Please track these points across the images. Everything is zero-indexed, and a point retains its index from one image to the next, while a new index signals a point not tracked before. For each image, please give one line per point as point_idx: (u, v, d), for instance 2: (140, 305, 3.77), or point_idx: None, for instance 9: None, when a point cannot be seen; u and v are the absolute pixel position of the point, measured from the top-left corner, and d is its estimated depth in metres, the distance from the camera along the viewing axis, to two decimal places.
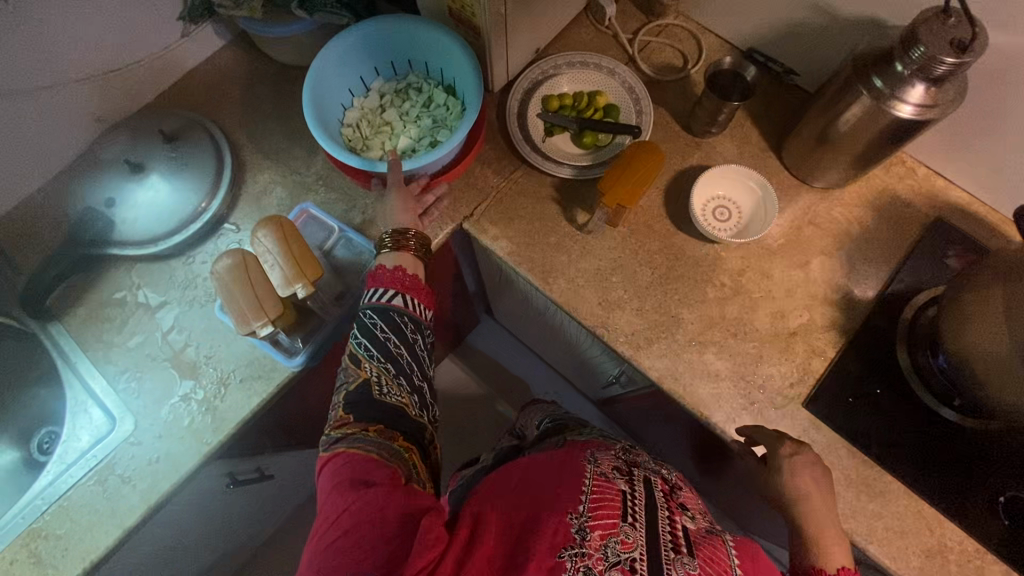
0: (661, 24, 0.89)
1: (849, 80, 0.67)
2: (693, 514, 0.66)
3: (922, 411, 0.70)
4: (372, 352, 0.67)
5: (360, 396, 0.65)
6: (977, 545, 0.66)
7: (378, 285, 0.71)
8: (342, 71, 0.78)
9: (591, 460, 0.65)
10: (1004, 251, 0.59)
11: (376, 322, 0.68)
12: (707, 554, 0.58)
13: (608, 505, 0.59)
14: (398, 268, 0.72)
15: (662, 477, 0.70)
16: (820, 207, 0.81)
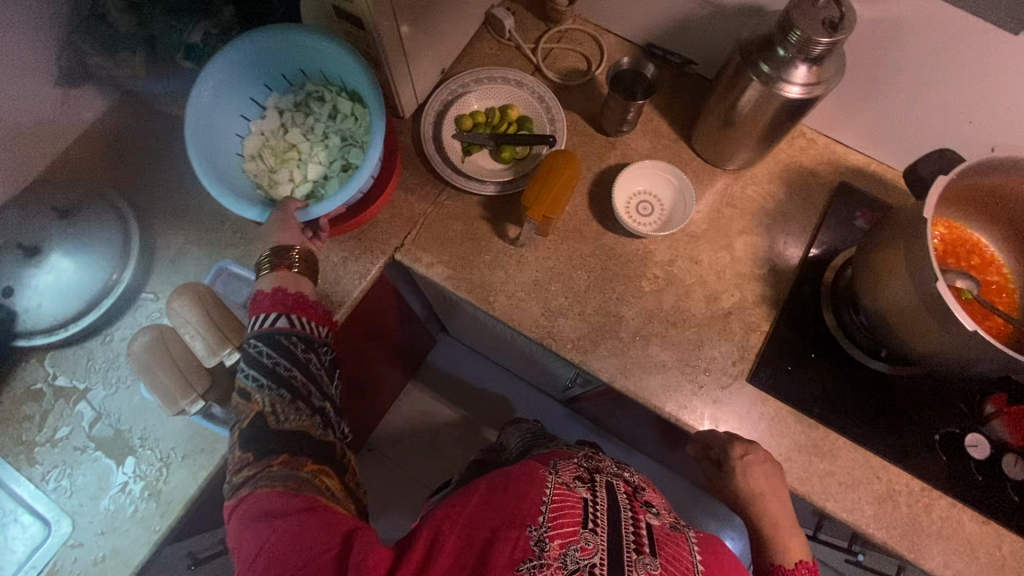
0: (560, 30, 0.91)
1: (740, 65, 0.70)
2: (658, 512, 0.70)
3: (855, 367, 0.74)
4: (260, 380, 0.60)
5: (253, 434, 0.58)
6: (921, 483, 0.71)
7: (261, 312, 0.64)
8: (227, 101, 0.74)
9: (553, 472, 0.70)
10: (900, 209, 0.63)
11: (260, 349, 0.61)
12: (670, 551, 0.63)
13: (569, 513, 0.63)
14: (279, 291, 0.65)
15: (624, 481, 0.75)
16: (734, 187, 0.84)
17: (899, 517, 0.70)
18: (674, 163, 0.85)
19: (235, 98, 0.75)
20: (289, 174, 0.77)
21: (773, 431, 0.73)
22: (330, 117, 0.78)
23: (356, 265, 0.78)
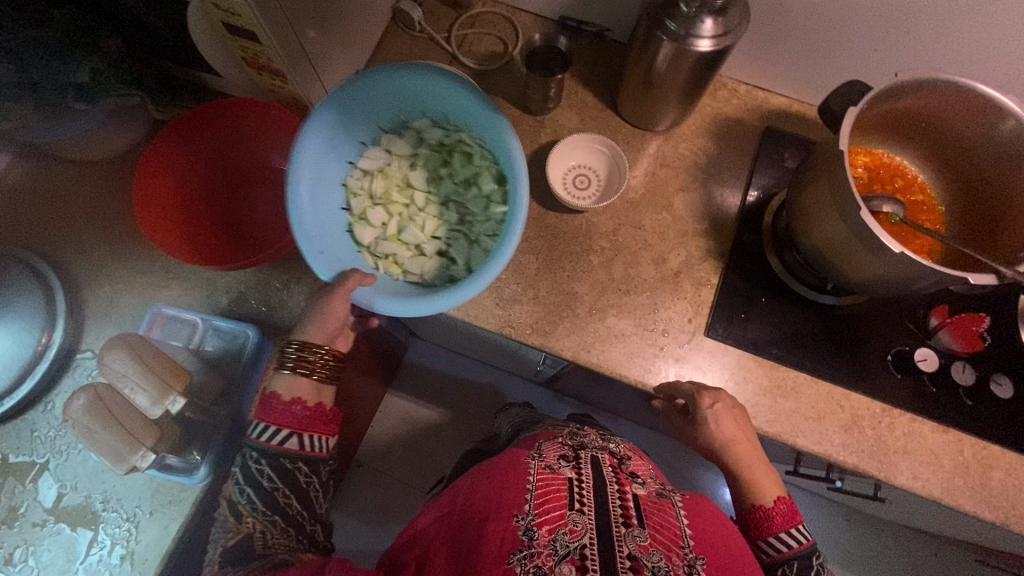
0: (471, 15, 0.89)
1: (648, 28, 0.70)
2: (643, 480, 0.71)
3: (806, 304, 0.76)
4: (256, 504, 0.62)
5: (239, 555, 0.59)
6: (882, 404, 0.73)
7: (266, 421, 0.64)
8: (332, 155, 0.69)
9: (537, 457, 0.69)
10: (823, 145, 0.64)
11: (260, 479, 0.62)
12: (657, 520, 0.63)
13: (554, 497, 0.62)
14: (287, 399, 0.65)
15: (610, 453, 0.75)
16: (666, 148, 0.85)
17: (866, 441, 0.72)
18: (604, 133, 0.85)
19: (353, 140, 0.71)
20: (387, 244, 0.72)
21: (738, 380, 0.74)
22: (462, 163, 0.75)
23: (299, 287, 0.75)
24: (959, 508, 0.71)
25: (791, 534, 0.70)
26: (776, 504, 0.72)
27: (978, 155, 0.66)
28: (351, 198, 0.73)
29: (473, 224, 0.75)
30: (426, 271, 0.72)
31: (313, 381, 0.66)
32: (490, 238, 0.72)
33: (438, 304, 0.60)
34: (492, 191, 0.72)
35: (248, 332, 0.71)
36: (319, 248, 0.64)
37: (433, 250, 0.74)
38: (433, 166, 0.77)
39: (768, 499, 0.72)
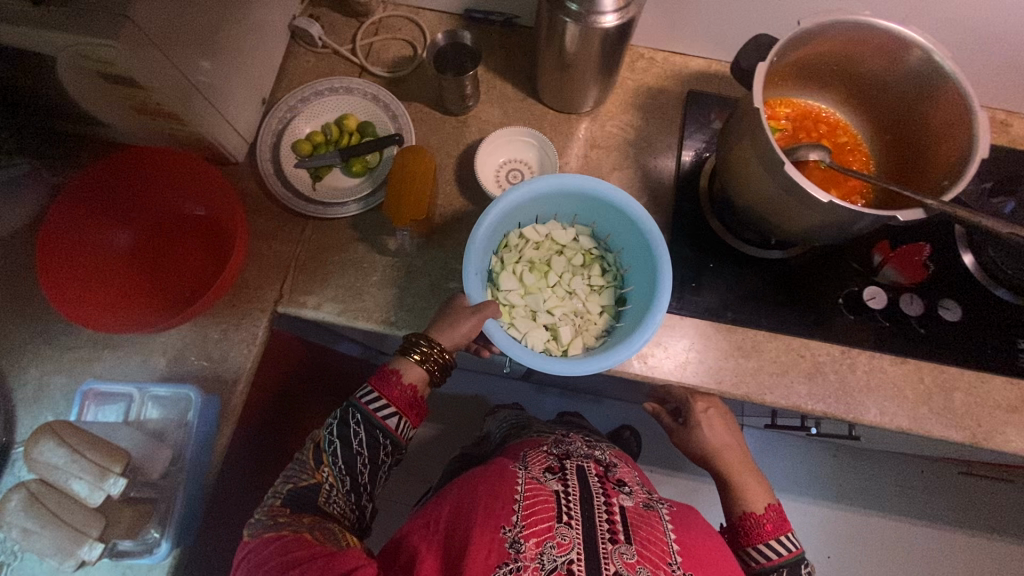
0: (374, 22, 0.85)
1: (549, 11, 0.69)
2: (631, 491, 0.70)
3: (753, 262, 0.77)
4: (338, 463, 0.63)
5: (299, 500, 0.61)
6: (840, 347, 0.74)
7: (380, 392, 0.65)
8: (507, 221, 0.68)
9: (524, 467, 0.70)
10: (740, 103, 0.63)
11: (357, 439, 0.63)
12: (643, 535, 0.62)
13: (542, 509, 0.61)
14: (404, 382, 0.65)
15: (595, 462, 0.76)
16: (594, 128, 0.84)
17: (831, 385, 0.73)
18: (529, 123, 0.83)
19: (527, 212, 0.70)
20: (525, 312, 0.71)
21: (700, 348, 0.74)
22: (601, 274, 0.74)
23: (240, 334, 0.72)
24: (928, 434, 0.72)
25: (780, 542, 0.68)
26: (766, 510, 0.70)
27: (891, 90, 0.66)
28: (503, 250, 0.72)
29: (585, 320, 0.73)
30: (531, 337, 0.68)
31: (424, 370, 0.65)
32: (599, 340, 0.71)
33: (575, 368, 0.61)
34: (606, 306, 0.74)
35: (189, 394, 0.68)
36: (473, 269, 0.63)
37: (546, 322, 0.71)
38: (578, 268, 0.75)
39: (759, 506, 0.71)
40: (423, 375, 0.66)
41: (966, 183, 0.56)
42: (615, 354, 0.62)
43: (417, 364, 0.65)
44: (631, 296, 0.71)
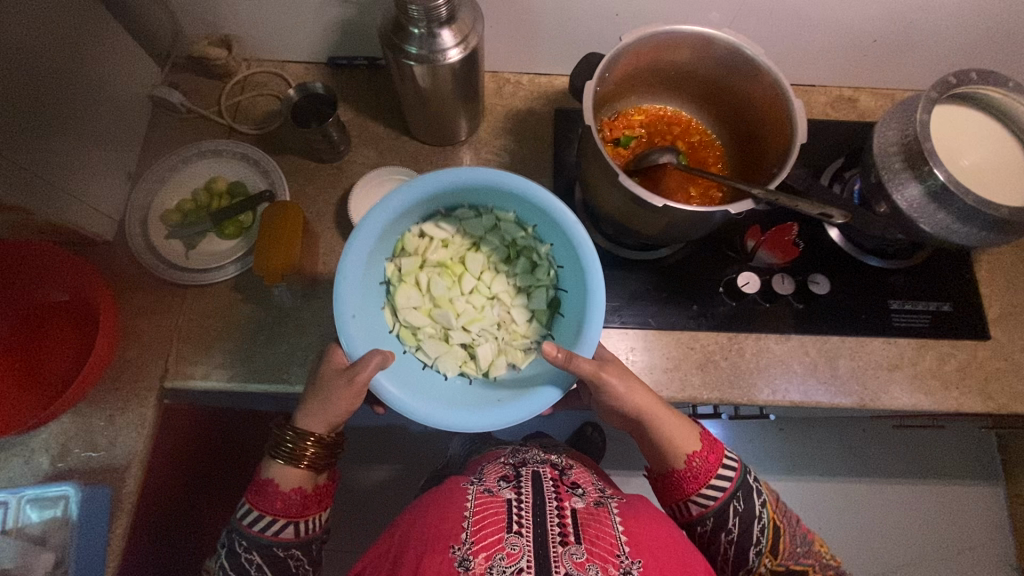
0: (238, 81, 0.85)
1: (392, 58, 0.70)
2: (584, 491, 0.71)
3: (635, 265, 0.79)
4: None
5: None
6: (727, 335, 0.77)
7: (261, 511, 0.61)
8: (398, 225, 0.60)
9: (475, 483, 0.70)
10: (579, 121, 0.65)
11: (250, 567, 0.62)
12: (593, 531, 0.62)
13: (491, 522, 0.61)
14: (287, 490, 0.62)
15: (551, 465, 0.76)
16: (469, 156, 0.85)
17: (724, 372, 0.76)
18: (405, 160, 0.84)
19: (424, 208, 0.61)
20: (432, 329, 0.63)
21: None
22: (524, 273, 0.65)
23: (127, 416, 0.70)
24: (818, 405, 0.76)
25: (714, 486, 0.68)
26: (695, 462, 0.68)
27: (734, 89, 0.69)
28: (402, 254, 0.63)
29: (509, 332, 0.65)
30: (441, 360, 0.62)
31: (306, 469, 0.62)
32: (526, 354, 0.63)
33: (469, 417, 0.56)
34: (534, 311, 0.65)
35: (66, 494, 0.67)
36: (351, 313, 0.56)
37: (461, 340, 0.63)
38: (496, 267, 0.66)
39: (683, 459, 0.68)
40: (303, 476, 0.63)
41: (791, 171, 0.59)
42: (516, 406, 0.56)
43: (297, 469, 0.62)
44: (565, 304, 0.62)
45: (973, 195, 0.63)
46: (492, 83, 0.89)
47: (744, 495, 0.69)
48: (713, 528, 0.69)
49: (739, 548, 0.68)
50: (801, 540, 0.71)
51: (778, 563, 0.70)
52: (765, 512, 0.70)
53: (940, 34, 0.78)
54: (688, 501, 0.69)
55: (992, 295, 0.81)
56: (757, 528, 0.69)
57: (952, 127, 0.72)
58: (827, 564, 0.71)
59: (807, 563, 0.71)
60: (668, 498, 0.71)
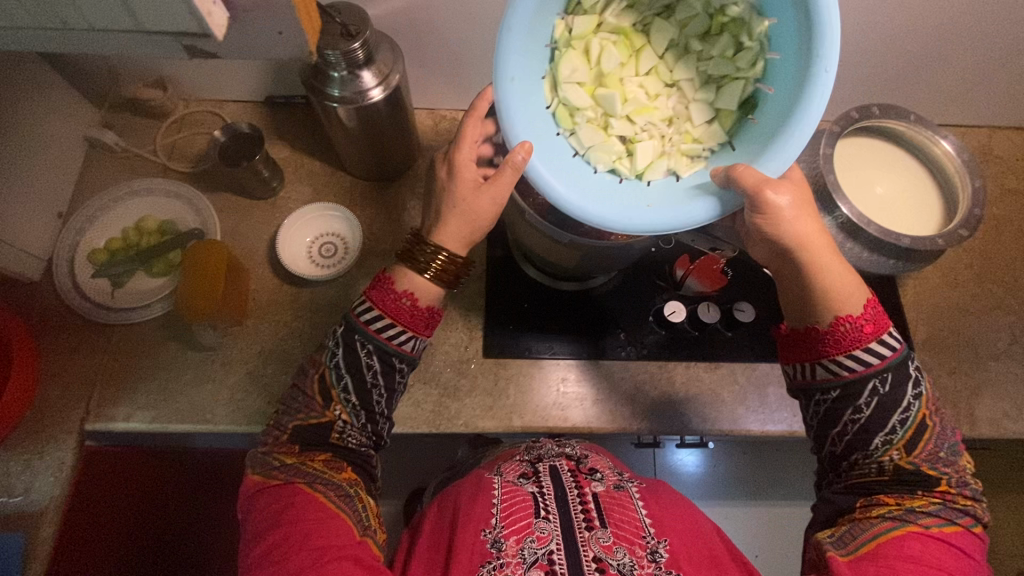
0: (175, 120, 0.86)
1: (317, 100, 0.71)
2: (602, 475, 0.68)
3: (563, 296, 0.81)
4: (347, 393, 0.56)
5: (306, 438, 0.56)
6: (654, 364, 0.78)
7: (379, 311, 0.55)
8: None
9: (499, 475, 0.67)
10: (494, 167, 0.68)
11: (370, 363, 0.55)
12: (618, 516, 0.59)
13: (520, 508, 0.59)
14: (411, 298, 0.55)
15: (566, 456, 0.71)
16: (404, 191, 0.87)
17: (652, 401, 0.77)
18: (340, 196, 0.85)
19: None
20: (592, 115, 0.52)
21: (523, 388, 0.77)
22: (703, 62, 0.51)
23: (45, 459, 0.69)
24: (748, 432, 0.76)
25: (881, 347, 0.54)
26: (858, 314, 0.54)
27: None
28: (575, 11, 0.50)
29: (683, 134, 0.52)
30: (594, 150, 0.51)
31: (428, 280, 0.55)
32: (691, 166, 0.52)
33: (627, 216, 0.46)
34: (709, 118, 0.52)
35: None
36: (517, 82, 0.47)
37: (622, 134, 0.52)
38: (670, 52, 0.53)
39: (852, 308, 0.54)
40: (435, 285, 0.56)
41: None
42: (688, 210, 0.47)
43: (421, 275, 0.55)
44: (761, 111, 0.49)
45: (874, 225, 0.65)
46: (430, 120, 0.92)
47: (903, 374, 0.54)
48: (839, 399, 0.55)
49: (864, 430, 0.54)
50: (948, 448, 0.55)
51: (890, 496, 0.53)
52: (914, 405, 0.53)
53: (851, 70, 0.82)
54: (816, 363, 0.56)
55: (917, 318, 0.83)
56: (896, 416, 0.53)
57: (860, 157, 0.74)
58: (969, 513, 0.53)
59: (961, 492, 0.54)
60: (797, 356, 0.58)
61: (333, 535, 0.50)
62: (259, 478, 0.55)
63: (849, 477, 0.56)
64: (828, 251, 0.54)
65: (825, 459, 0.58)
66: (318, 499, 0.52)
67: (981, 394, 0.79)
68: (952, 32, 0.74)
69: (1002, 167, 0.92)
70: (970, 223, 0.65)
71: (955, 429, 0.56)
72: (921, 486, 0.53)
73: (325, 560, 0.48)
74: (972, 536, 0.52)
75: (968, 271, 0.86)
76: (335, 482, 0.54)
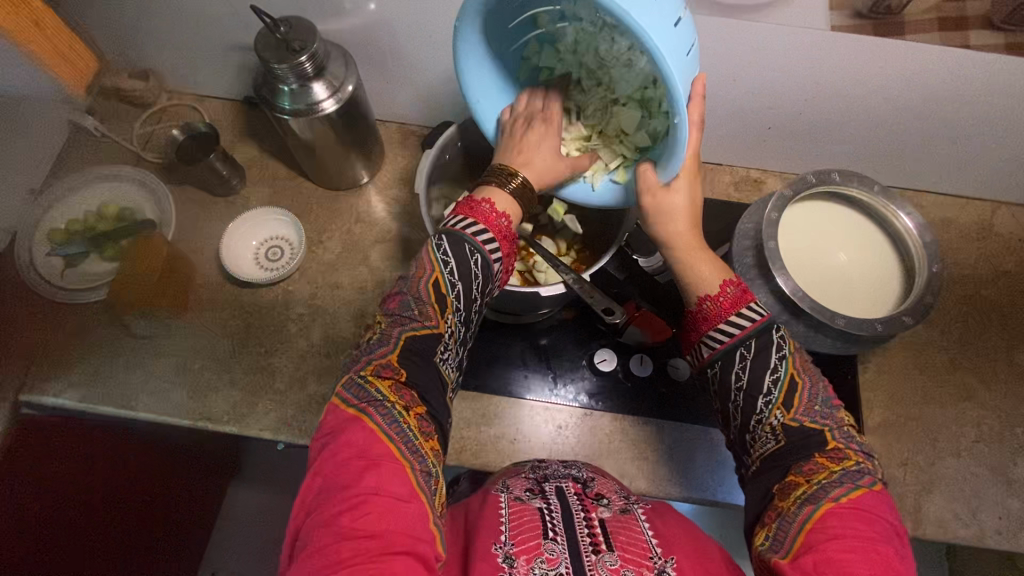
0: (155, 112, 0.88)
1: (269, 110, 0.72)
2: (610, 500, 0.58)
3: (497, 329, 0.80)
4: (459, 302, 0.52)
5: (418, 350, 0.50)
6: (579, 411, 0.76)
7: (475, 220, 0.53)
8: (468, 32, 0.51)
9: (505, 490, 0.58)
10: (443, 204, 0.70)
11: (478, 273, 0.52)
12: (623, 540, 0.51)
13: (529, 526, 0.51)
14: (498, 210, 0.53)
15: (573, 477, 0.62)
16: (361, 202, 0.87)
17: (570, 448, 0.75)
18: (297, 202, 0.87)
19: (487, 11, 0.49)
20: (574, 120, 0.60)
21: None
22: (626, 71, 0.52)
23: None
24: (665, 496, 0.73)
25: (744, 315, 0.51)
26: (722, 288, 0.52)
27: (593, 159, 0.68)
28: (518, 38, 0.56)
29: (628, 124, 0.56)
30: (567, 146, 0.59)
31: (512, 195, 0.54)
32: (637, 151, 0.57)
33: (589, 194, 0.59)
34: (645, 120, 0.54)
35: None
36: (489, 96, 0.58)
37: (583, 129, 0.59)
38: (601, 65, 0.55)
39: (712, 285, 0.52)
40: (517, 203, 0.55)
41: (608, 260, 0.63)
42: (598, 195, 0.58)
43: (508, 188, 0.54)
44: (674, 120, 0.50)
45: (809, 301, 0.61)
46: (399, 133, 0.92)
47: (773, 341, 0.50)
48: (721, 373, 0.52)
49: (748, 399, 0.50)
50: (823, 400, 0.49)
51: (798, 472, 0.46)
52: (782, 366, 0.49)
53: (835, 126, 0.77)
54: (699, 342, 0.53)
55: (874, 399, 0.77)
56: (767, 377, 0.49)
57: (820, 221, 0.70)
58: (867, 470, 0.46)
59: (850, 447, 0.48)
60: (686, 345, 0.56)
61: (398, 523, 0.42)
62: (348, 411, 0.47)
63: (756, 457, 0.50)
64: (693, 249, 0.54)
65: (734, 443, 0.53)
66: (402, 469, 0.44)
67: (932, 492, 0.73)
68: (942, 99, 0.69)
69: (1001, 246, 0.85)
70: (917, 310, 0.61)
71: (827, 382, 0.51)
72: (813, 447, 0.47)
73: (385, 552, 0.40)
74: (878, 495, 0.45)
75: (941, 354, 0.79)
76: (418, 448, 0.46)
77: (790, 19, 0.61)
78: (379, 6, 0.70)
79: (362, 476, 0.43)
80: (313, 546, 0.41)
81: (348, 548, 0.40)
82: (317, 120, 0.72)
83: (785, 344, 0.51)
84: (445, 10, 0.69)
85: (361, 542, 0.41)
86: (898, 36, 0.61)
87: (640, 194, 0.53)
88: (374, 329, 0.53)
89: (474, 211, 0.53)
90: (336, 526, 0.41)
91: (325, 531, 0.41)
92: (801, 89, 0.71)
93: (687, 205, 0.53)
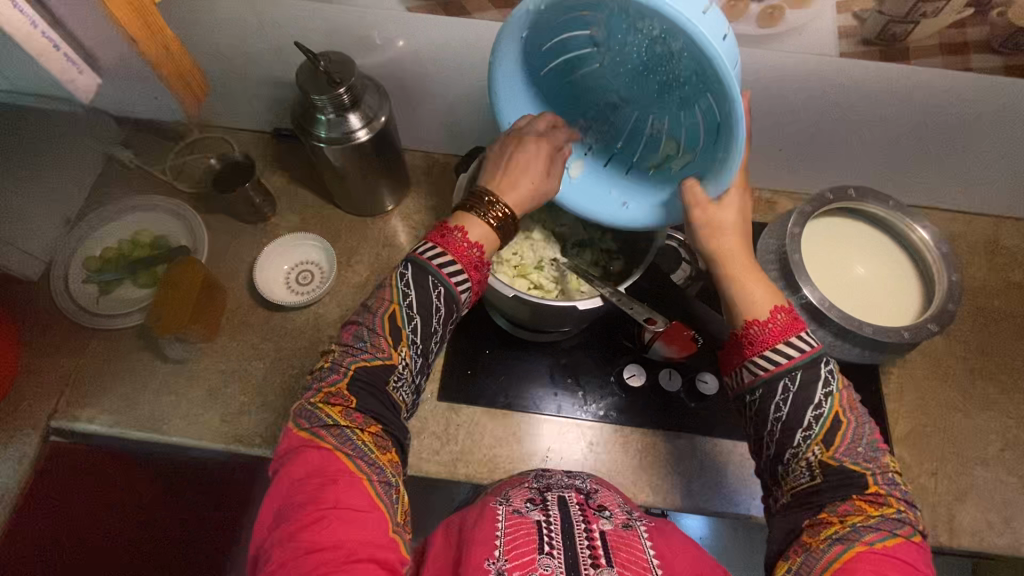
0: (188, 142, 0.89)
1: (305, 139, 0.74)
2: (612, 513, 0.56)
3: (525, 346, 0.81)
4: (415, 335, 0.52)
5: (370, 378, 0.51)
6: (613, 426, 0.77)
7: (444, 250, 0.53)
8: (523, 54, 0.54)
9: (504, 501, 0.57)
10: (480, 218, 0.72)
11: (439, 304, 0.52)
12: (625, 556, 0.49)
13: (525, 540, 0.50)
14: (471, 240, 0.54)
15: (576, 488, 0.60)
16: (389, 226, 0.90)
17: (601, 464, 0.75)
18: (326, 228, 0.89)
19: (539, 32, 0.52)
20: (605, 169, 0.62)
21: (472, 436, 0.76)
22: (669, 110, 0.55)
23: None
24: (699, 511, 0.73)
25: (792, 344, 0.51)
26: (772, 315, 0.53)
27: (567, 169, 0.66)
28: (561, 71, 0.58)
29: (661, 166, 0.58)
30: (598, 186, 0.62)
31: (488, 227, 0.55)
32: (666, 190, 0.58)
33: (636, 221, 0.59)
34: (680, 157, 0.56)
35: None
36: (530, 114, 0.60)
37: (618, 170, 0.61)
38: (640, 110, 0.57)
39: (762, 311, 0.53)
40: (493, 234, 0.56)
41: (641, 275, 0.65)
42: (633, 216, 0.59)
43: (486, 221, 0.55)
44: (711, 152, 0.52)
45: (836, 310, 0.64)
46: (422, 161, 0.95)
47: (814, 373, 0.51)
48: (761, 400, 0.52)
49: (784, 430, 0.50)
50: (867, 443, 0.50)
51: (831, 512, 0.47)
52: (826, 402, 0.50)
53: (845, 146, 0.80)
54: (740, 366, 0.54)
55: (899, 409, 0.78)
56: (809, 412, 0.50)
57: (838, 238, 0.72)
58: (907, 520, 0.47)
59: (893, 494, 0.48)
60: (725, 366, 0.56)
61: (359, 534, 0.43)
62: (303, 436, 0.48)
63: (788, 489, 0.51)
64: (747, 269, 0.55)
65: (764, 473, 0.54)
66: (360, 484, 0.46)
67: (964, 501, 0.73)
68: (947, 119, 0.73)
69: (1009, 259, 0.88)
70: (940, 318, 0.63)
71: (875, 425, 0.52)
72: (851, 489, 0.48)
73: (348, 560, 0.41)
74: (915, 548, 0.46)
75: (960, 364, 0.81)
76: (376, 464, 0.48)
77: (799, 48, 0.65)
78: (408, 43, 0.74)
79: (321, 493, 0.44)
80: (274, 562, 0.42)
81: (311, 560, 0.41)
82: (352, 148, 0.74)
83: (834, 379, 0.51)
84: (473, 44, 0.73)
85: (322, 553, 0.41)
86: (903, 60, 0.65)
87: (691, 210, 0.54)
88: (326, 359, 0.54)
89: (462, 240, 0.54)
90: (296, 540, 0.42)
91: (287, 546, 0.42)
92: (812, 112, 0.75)
93: (736, 221, 0.55)
